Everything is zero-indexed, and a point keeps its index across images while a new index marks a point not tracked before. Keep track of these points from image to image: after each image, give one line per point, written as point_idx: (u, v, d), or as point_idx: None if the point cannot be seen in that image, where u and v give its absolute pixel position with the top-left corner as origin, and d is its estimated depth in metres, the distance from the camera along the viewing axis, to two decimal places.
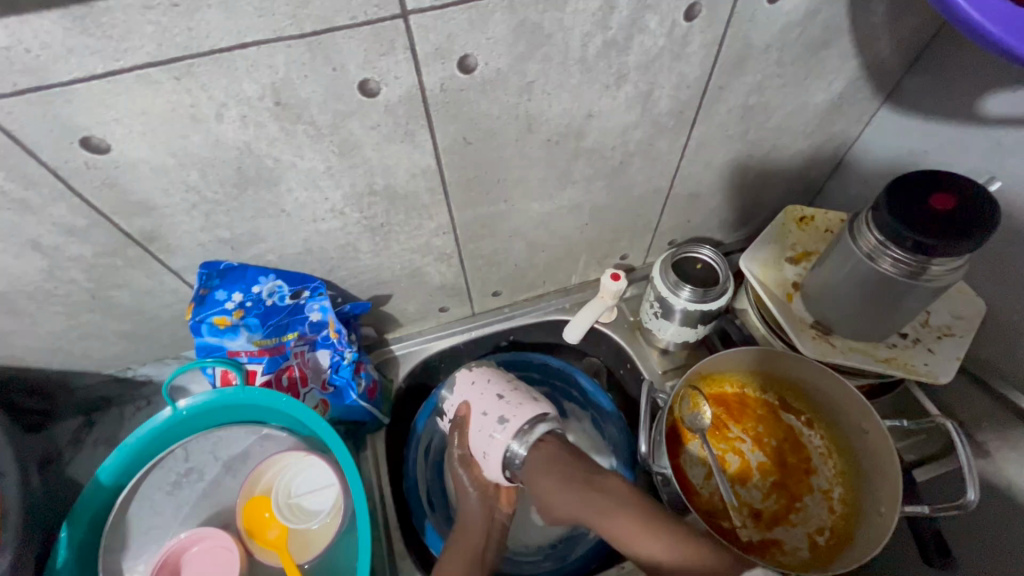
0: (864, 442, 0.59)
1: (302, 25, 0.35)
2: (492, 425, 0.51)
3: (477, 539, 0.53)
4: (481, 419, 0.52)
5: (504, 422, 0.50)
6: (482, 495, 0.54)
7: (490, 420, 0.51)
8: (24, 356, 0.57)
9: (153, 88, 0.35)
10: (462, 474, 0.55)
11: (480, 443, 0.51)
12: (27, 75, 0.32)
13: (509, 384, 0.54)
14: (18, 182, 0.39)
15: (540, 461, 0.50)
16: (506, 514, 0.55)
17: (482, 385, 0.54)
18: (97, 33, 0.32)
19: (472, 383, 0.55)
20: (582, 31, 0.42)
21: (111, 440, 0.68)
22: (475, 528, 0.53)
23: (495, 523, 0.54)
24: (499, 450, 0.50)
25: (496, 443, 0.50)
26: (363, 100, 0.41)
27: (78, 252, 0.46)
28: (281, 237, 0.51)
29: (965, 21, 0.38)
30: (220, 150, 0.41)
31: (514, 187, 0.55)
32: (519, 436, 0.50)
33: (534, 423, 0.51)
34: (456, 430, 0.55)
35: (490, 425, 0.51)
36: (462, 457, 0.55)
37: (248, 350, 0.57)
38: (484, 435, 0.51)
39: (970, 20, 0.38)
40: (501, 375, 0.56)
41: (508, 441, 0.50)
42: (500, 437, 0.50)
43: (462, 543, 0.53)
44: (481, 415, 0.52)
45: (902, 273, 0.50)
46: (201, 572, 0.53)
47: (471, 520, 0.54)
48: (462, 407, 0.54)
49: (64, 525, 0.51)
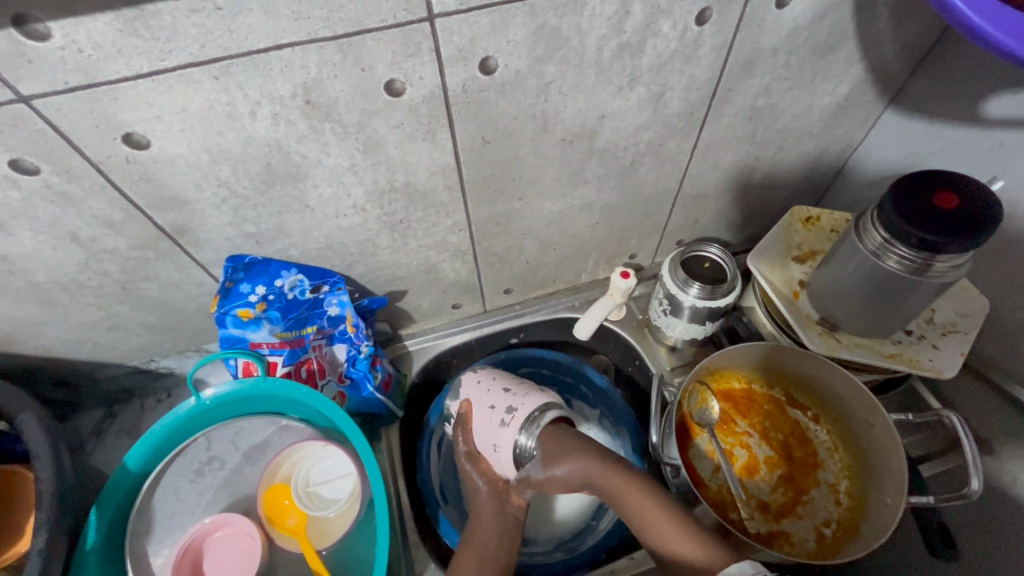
0: (870, 435, 0.60)
1: (335, 28, 0.37)
2: (501, 417, 0.52)
3: (488, 535, 0.53)
4: (489, 413, 0.53)
5: (512, 412, 0.52)
6: (493, 491, 0.54)
7: (497, 413, 0.53)
8: (53, 347, 0.59)
9: (193, 87, 0.37)
10: (471, 471, 0.55)
11: (490, 436, 0.53)
12: (77, 74, 0.34)
13: (513, 380, 0.56)
14: (62, 176, 0.41)
15: (551, 443, 0.50)
16: (520, 508, 0.54)
17: (487, 383, 0.56)
18: (146, 34, 0.34)
19: (478, 382, 0.56)
20: (599, 34, 0.44)
21: (132, 430, 0.70)
22: (486, 524, 0.53)
23: (508, 519, 0.54)
24: (509, 440, 0.51)
25: (506, 433, 0.52)
26: (388, 99, 0.43)
27: (114, 245, 0.48)
28: (305, 233, 0.53)
29: (965, 24, 0.40)
30: (252, 146, 0.43)
31: (528, 185, 0.57)
32: (528, 425, 0.51)
33: (541, 410, 0.51)
34: (460, 428, 0.56)
35: (499, 417, 0.52)
36: (469, 455, 0.56)
37: (270, 342, 0.59)
38: (494, 428, 0.52)
39: (970, 23, 0.39)
40: (507, 375, 0.58)
41: (518, 430, 0.51)
42: (508, 427, 0.51)
43: (475, 541, 0.53)
44: (490, 409, 0.53)
45: (907, 269, 0.51)
46: (224, 555, 0.55)
47: (482, 518, 0.54)
48: (468, 405, 0.56)
49: (93, 509, 0.54)
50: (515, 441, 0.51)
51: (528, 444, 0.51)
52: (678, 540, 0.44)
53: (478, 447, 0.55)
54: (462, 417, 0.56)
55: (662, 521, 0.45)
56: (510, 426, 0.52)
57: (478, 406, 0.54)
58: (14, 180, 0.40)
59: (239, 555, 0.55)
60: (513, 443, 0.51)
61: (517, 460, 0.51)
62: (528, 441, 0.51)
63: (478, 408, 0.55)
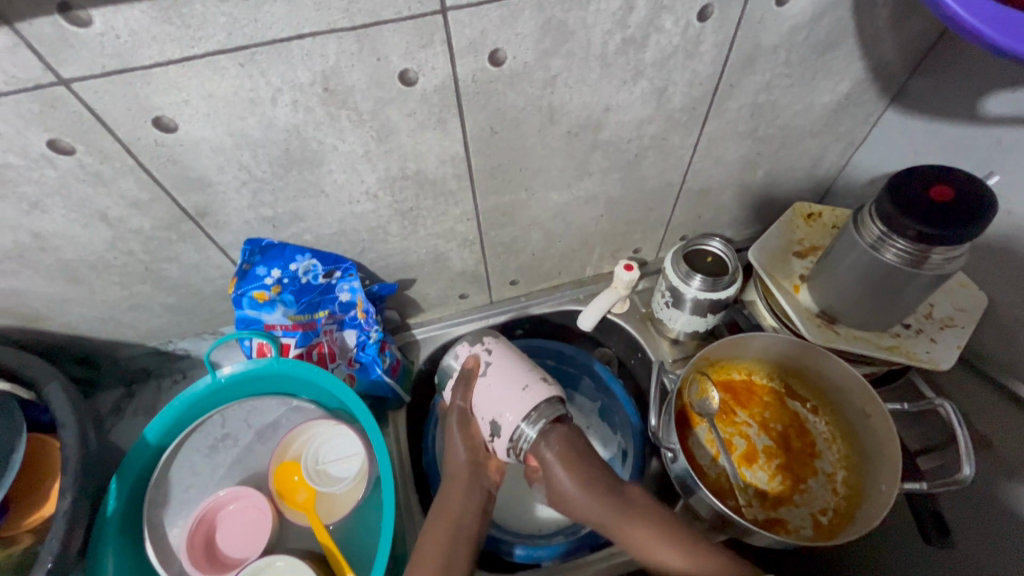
0: (866, 425, 0.62)
1: (353, 18, 0.39)
2: (545, 375, 0.54)
3: (461, 508, 0.55)
4: (511, 380, 0.53)
5: (535, 390, 0.52)
6: (472, 462, 0.56)
7: (519, 384, 0.53)
8: (77, 324, 0.61)
9: (220, 73, 0.40)
10: (458, 435, 0.56)
11: (525, 379, 0.53)
12: (114, 59, 0.37)
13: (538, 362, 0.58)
14: (95, 157, 0.43)
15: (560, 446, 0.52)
16: (492, 483, 0.57)
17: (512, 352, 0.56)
18: (178, 22, 0.36)
19: (500, 348, 0.56)
20: (603, 29, 0.46)
21: (149, 408, 0.74)
22: (459, 494, 0.55)
23: (481, 492, 0.56)
24: (522, 412, 0.51)
25: (546, 386, 0.53)
26: (402, 89, 0.45)
27: (139, 225, 0.51)
28: (320, 218, 0.55)
29: (953, 18, 0.41)
30: (272, 132, 0.45)
31: (535, 176, 0.59)
32: (537, 411, 0.52)
33: (556, 402, 0.53)
34: (462, 382, 0.56)
35: (519, 386, 0.52)
36: (462, 413, 0.56)
37: (283, 324, 0.62)
38: (534, 375, 0.53)
39: (959, 18, 0.41)
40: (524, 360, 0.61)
41: (531, 410, 0.52)
42: (549, 385, 0.53)
43: (444, 517, 0.54)
44: (532, 364, 0.55)
45: (905, 262, 0.52)
46: (237, 529, 0.58)
47: (454, 487, 0.56)
48: (495, 359, 0.55)
49: (114, 478, 0.56)
50: (547, 397, 0.52)
51: (529, 430, 0.51)
52: (660, 550, 0.50)
53: (485, 388, 0.54)
54: (468, 371, 0.56)
55: (649, 535, 0.51)
56: (528, 400, 0.52)
57: (501, 372, 0.54)
58: (52, 160, 0.43)
59: (251, 528, 0.58)
60: (542, 399, 0.52)
61: (512, 437, 0.52)
62: (531, 430, 0.51)
63: (514, 359, 0.56)
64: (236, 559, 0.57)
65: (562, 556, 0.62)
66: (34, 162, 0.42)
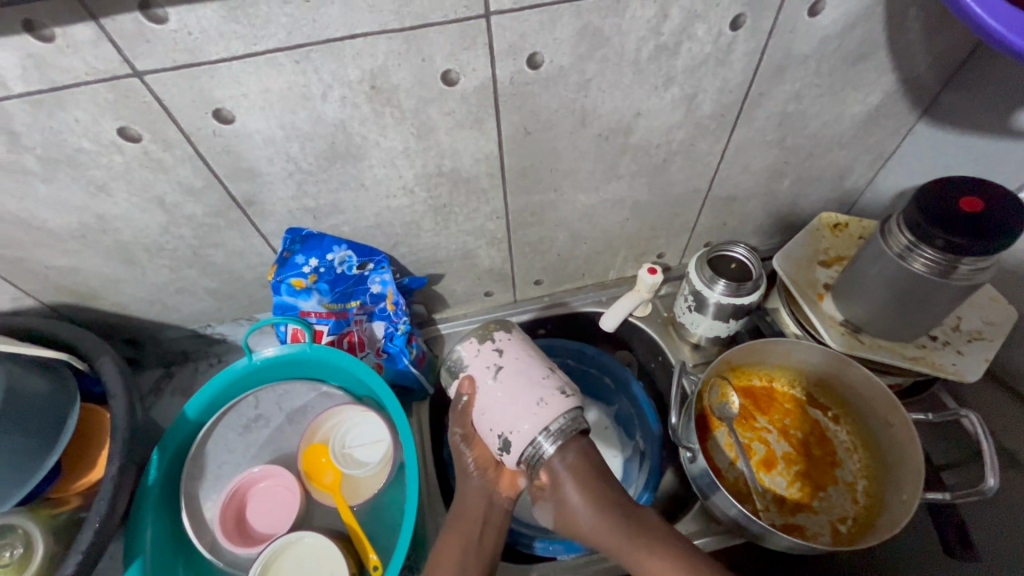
0: (889, 435, 0.62)
1: (403, 21, 0.41)
2: (532, 408, 0.48)
3: (472, 523, 0.53)
4: (502, 416, 0.49)
5: (516, 432, 0.48)
6: (485, 481, 0.54)
7: (504, 426, 0.49)
8: (126, 304, 0.65)
9: (278, 69, 0.42)
10: (465, 454, 0.55)
11: (508, 423, 0.49)
12: (183, 54, 0.40)
13: (538, 370, 0.51)
14: (159, 144, 0.46)
15: (579, 458, 0.50)
16: (507, 499, 0.55)
17: (501, 375, 0.51)
18: (244, 21, 0.39)
19: (497, 363, 0.52)
20: (638, 36, 0.48)
21: (185, 390, 0.77)
22: (473, 510, 0.54)
23: (494, 510, 0.54)
24: (520, 449, 0.48)
25: (531, 424, 0.48)
26: (443, 88, 0.47)
27: (192, 211, 0.54)
28: (358, 211, 0.58)
29: (966, 13, 0.41)
30: (321, 126, 0.48)
31: (564, 177, 0.60)
32: (533, 446, 0.48)
33: (577, 412, 0.50)
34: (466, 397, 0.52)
35: (504, 431, 0.49)
36: (464, 438, 0.54)
37: (318, 312, 0.65)
38: (519, 416, 0.48)
39: (973, 14, 0.41)
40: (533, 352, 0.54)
41: (528, 447, 0.48)
42: (535, 423, 0.48)
43: (459, 525, 0.53)
44: (518, 391, 0.49)
45: (932, 272, 0.52)
46: (266, 505, 0.61)
47: (467, 501, 0.54)
48: (490, 386, 0.51)
49: (155, 449, 0.59)
50: (537, 441, 0.48)
51: (547, 447, 0.49)
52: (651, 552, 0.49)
53: (482, 422, 0.51)
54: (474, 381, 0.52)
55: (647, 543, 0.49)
56: (514, 441, 0.48)
57: (497, 400, 0.50)
58: (120, 146, 0.46)
59: (279, 506, 0.61)
60: (536, 440, 0.48)
61: (526, 453, 0.49)
62: (551, 445, 0.49)
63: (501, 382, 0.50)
64: (265, 533, 0.60)
65: (588, 549, 0.63)
66: (104, 148, 0.46)
